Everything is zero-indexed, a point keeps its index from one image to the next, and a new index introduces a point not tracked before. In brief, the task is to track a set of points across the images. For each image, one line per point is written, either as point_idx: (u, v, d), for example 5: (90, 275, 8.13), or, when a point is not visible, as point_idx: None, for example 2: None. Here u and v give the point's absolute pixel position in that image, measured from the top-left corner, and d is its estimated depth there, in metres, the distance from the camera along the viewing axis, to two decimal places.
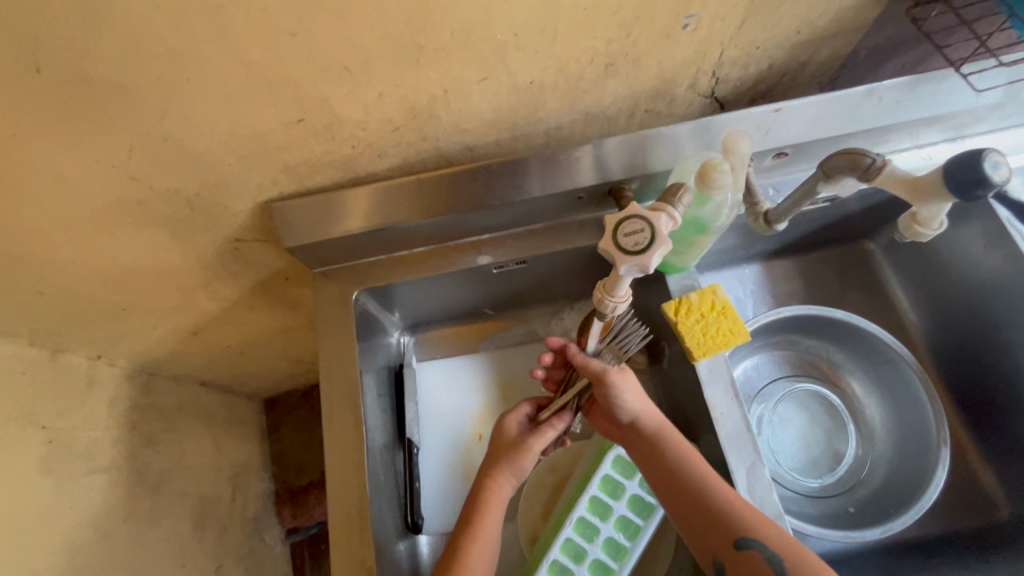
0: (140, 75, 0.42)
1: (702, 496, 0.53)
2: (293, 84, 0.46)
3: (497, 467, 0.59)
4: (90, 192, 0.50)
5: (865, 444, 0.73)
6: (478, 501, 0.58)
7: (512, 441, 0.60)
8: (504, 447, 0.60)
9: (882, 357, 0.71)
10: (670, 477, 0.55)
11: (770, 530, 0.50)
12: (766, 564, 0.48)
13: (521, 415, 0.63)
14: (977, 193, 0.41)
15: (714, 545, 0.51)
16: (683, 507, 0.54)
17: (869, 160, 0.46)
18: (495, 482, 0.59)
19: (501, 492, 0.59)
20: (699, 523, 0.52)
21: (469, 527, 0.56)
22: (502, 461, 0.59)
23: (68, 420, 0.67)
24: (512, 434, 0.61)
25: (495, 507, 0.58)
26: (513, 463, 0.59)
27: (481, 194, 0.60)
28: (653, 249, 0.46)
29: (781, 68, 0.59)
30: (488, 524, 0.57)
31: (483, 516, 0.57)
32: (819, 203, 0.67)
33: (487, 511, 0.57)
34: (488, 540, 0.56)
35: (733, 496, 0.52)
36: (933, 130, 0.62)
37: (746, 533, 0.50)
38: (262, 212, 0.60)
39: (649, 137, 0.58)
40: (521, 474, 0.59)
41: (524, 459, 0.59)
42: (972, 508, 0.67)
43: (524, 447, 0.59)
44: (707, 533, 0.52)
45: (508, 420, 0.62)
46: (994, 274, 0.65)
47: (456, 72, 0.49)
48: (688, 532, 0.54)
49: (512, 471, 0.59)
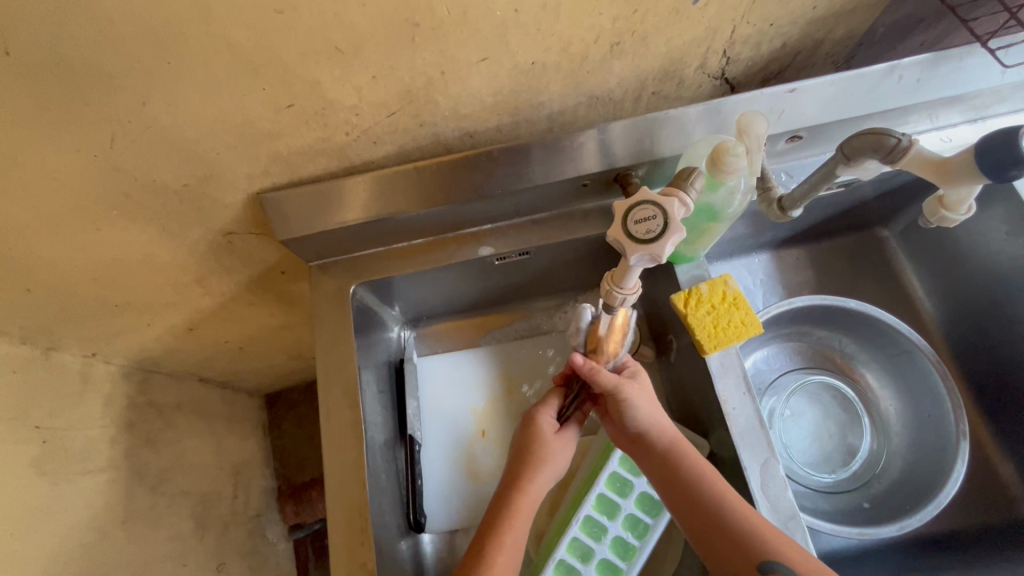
0: (118, 58, 0.39)
1: (720, 517, 0.50)
2: (282, 67, 0.43)
3: (532, 468, 0.57)
4: (74, 184, 0.48)
5: (878, 436, 0.71)
6: (506, 505, 0.55)
7: (543, 440, 0.58)
8: (531, 449, 0.58)
9: (896, 348, 0.69)
10: (687, 495, 0.53)
11: (791, 551, 0.47)
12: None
13: (552, 410, 0.61)
14: (1012, 173, 0.39)
15: (735, 568, 0.49)
16: (701, 529, 0.51)
17: (894, 140, 0.43)
18: (527, 484, 0.56)
19: (534, 493, 0.56)
20: (718, 545, 0.50)
21: (494, 531, 0.54)
22: (537, 462, 0.57)
23: (63, 420, 0.66)
24: (545, 435, 0.59)
25: (526, 509, 0.55)
26: (547, 462, 0.57)
27: (482, 182, 0.58)
28: (665, 237, 0.44)
29: (795, 46, 0.56)
30: (518, 529, 0.54)
31: (510, 522, 0.54)
32: (834, 188, 0.65)
33: (519, 514, 0.55)
34: (517, 545, 0.53)
35: (751, 516, 0.50)
36: (953, 111, 0.60)
37: (769, 556, 0.47)
38: (254, 204, 0.57)
39: (657, 120, 0.56)
40: (554, 473, 0.58)
41: (557, 457, 0.58)
42: (990, 503, 0.65)
43: (558, 447, 0.59)
44: (728, 557, 0.49)
45: (540, 419, 0.60)
46: (1015, 261, 0.62)
47: (453, 52, 0.46)
48: (708, 554, 0.52)
49: (548, 471, 0.57)
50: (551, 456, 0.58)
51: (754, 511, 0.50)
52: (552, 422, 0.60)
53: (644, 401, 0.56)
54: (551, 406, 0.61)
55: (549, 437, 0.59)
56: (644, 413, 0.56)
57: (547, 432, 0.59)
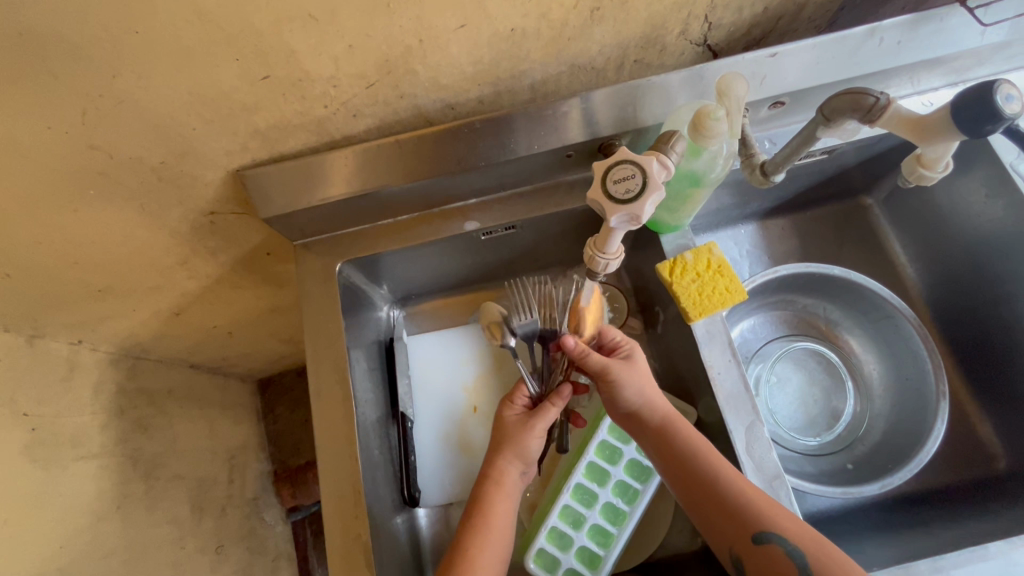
0: (84, 28, 0.38)
1: (715, 491, 0.51)
2: (255, 35, 0.42)
3: (499, 454, 0.58)
4: (46, 162, 0.47)
5: (862, 400, 0.72)
6: (483, 495, 0.56)
7: (509, 427, 0.59)
8: (499, 437, 0.59)
9: (879, 312, 0.70)
10: (682, 470, 0.53)
11: (786, 523, 0.48)
12: (786, 559, 0.46)
13: (521, 398, 0.61)
14: (987, 129, 0.39)
15: (731, 539, 0.49)
16: (696, 502, 0.52)
17: (872, 99, 0.44)
18: (500, 472, 0.57)
19: (504, 479, 0.57)
20: (713, 518, 0.51)
21: (473, 520, 0.55)
22: (503, 447, 0.58)
23: (52, 407, 0.65)
24: (509, 420, 0.59)
25: (501, 497, 0.56)
26: (516, 446, 0.57)
27: (465, 154, 0.57)
28: (645, 197, 0.44)
29: (777, 11, 0.56)
30: (496, 517, 0.55)
31: (487, 511, 0.55)
32: (816, 155, 0.65)
33: (495, 502, 0.55)
34: (498, 532, 0.54)
35: (747, 488, 0.50)
36: (933, 74, 0.60)
37: (764, 527, 0.48)
38: (234, 181, 0.57)
39: (640, 87, 0.55)
40: (527, 458, 0.58)
41: (525, 440, 0.57)
42: (969, 460, 0.67)
43: (525, 430, 0.58)
44: (722, 530, 0.50)
45: (506, 407, 0.60)
46: (994, 223, 0.63)
47: (431, 19, 0.45)
48: (704, 527, 0.52)
49: (514, 455, 0.57)
50: (519, 440, 0.57)
51: (749, 483, 0.51)
52: (517, 408, 0.60)
53: (625, 377, 0.56)
54: (520, 392, 0.61)
55: (514, 422, 0.59)
56: (624, 394, 0.56)
57: (511, 416, 0.60)
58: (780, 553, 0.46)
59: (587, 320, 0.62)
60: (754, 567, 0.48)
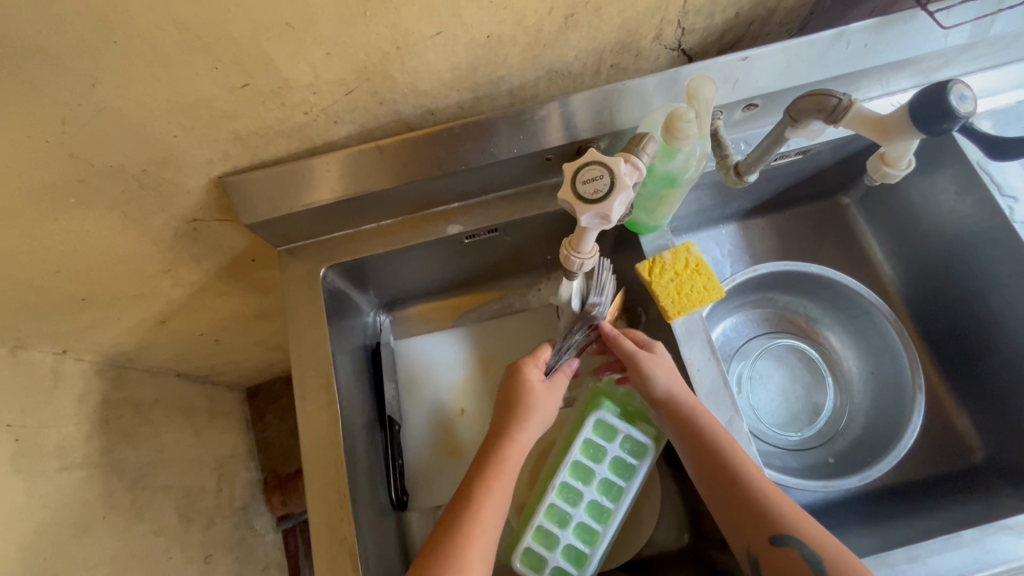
0: (61, 36, 0.39)
1: (740, 489, 0.51)
2: (233, 44, 0.43)
3: (519, 412, 0.58)
4: (26, 172, 0.47)
5: (842, 395, 0.73)
6: (494, 454, 0.56)
7: (533, 386, 0.60)
8: (520, 397, 0.59)
9: (857, 308, 0.72)
10: (708, 464, 0.53)
11: (808, 529, 0.48)
12: (804, 564, 0.47)
13: (540, 362, 0.62)
14: (944, 127, 0.41)
15: (749, 537, 0.50)
16: (719, 496, 0.52)
17: (835, 100, 0.45)
18: (518, 429, 0.57)
19: (523, 438, 0.57)
20: (733, 514, 0.51)
21: (480, 480, 0.54)
22: (526, 406, 0.58)
23: (35, 418, 0.64)
24: (533, 380, 0.60)
25: (516, 456, 0.56)
26: (538, 407, 0.58)
27: (446, 159, 0.58)
28: (612, 197, 0.45)
29: (749, 16, 0.57)
30: (506, 474, 0.55)
31: (500, 470, 0.54)
32: (791, 155, 0.67)
33: (507, 460, 0.55)
34: (504, 494, 0.54)
35: (772, 491, 0.51)
36: (902, 75, 0.62)
37: (785, 530, 0.48)
38: (216, 188, 0.57)
39: (616, 92, 0.56)
40: (543, 420, 0.59)
41: (547, 403, 0.59)
42: (948, 453, 0.68)
43: (548, 393, 0.59)
44: (743, 527, 0.50)
45: (529, 368, 0.61)
46: (963, 220, 0.65)
47: (408, 27, 0.46)
48: (722, 523, 0.52)
49: (535, 416, 0.58)
50: (543, 401, 0.59)
51: (773, 486, 0.52)
52: (539, 369, 0.61)
53: (651, 362, 0.58)
54: (541, 355, 0.63)
55: (538, 382, 0.60)
56: (653, 380, 0.57)
57: (536, 378, 0.60)
58: (799, 557, 0.47)
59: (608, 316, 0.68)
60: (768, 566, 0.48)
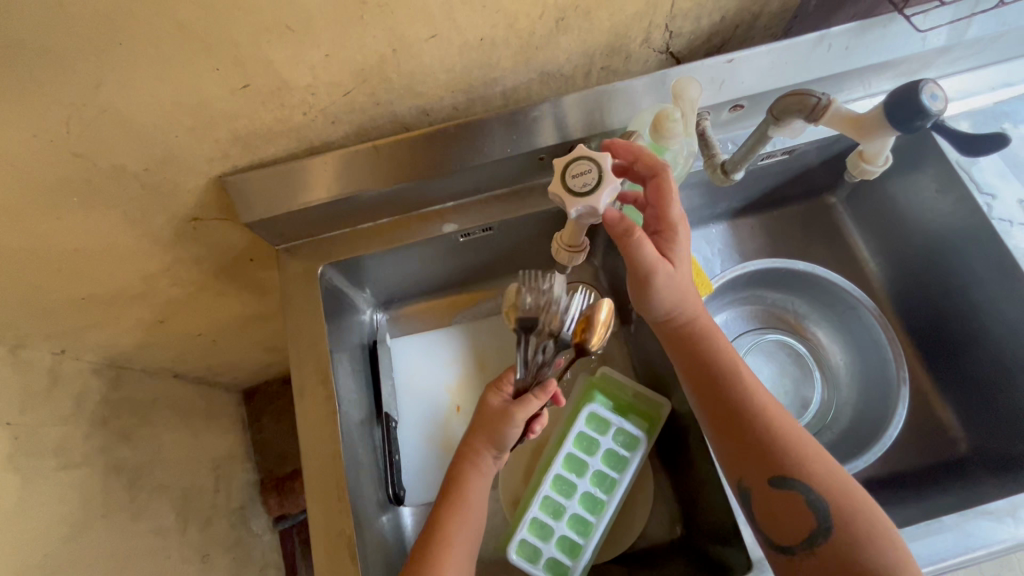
0: (67, 39, 0.40)
1: (755, 426, 0.52)
2: (234, 46, 0.45)
3: (479, 437, 0.58)
4: (30, 171, 0.48)
5: (829, 389, 0.75)
6: (459, 474, 0.58)
7: (491, 412, 0.57)
8: (481, 422, 0.58)
9: (843, 304, 0.73)
10: (722, 399, 0.53)
11: (819, 475, 0.49)
12: (804, 506, 0.49)
13: (506, 384, 0.59)
14: (917, 124, 0.42)
15: (750, 472, 0.51)
16: (726, 430, 0.53)
17: (815, 100, 0.47)
18: (478, 454, 0.58)
19: (482, 463, 0.58)
20: (738, 449, 0.52)
21: (449, 499, 0.56)
22: (484, 431, 0.57)
23: (34, 417, 0.65)
24: (492, 406, 0.58)
25: (478, 480, 0.57)
26: (494, 433, 0.57)
27: (441, 159, 0.59)
28: (600, 189, 0.47)
29: (734, 20, 0.59)
30: (471, 497, 0.57)
31: (465, 489, 0.57)
32: (778, 155, 0.69)
33: (470, 482, 0.57)
34: (470, 513, 0.56)
35: (789, 433, 0.51)
36: (884, 78, 0.64)
37: (793, 474, 0.50)
38: (216, 188, 0.58)
39: (606, 93, 0.58)
40: (502, 446, 0.57)
41: (505, 428, 0.56)
42: (933, 443, 0.70)
43: (506, 419, 0.56)
44: (746, 462, 0.52)
45: (490, 394, 0.58)
46: (943, 216, 0.68)
47: (403, 30, 0.48)
48: (723, 454, 0.54)
49: (492, 441, 0.57)
50: (500, 427, 0.56)
51: (791, 427, 0.52)
52: (504, 395, 0.58)
53: (661, 282, 0.53)
54: (507, 378, 0.59)
55: (498, 408, 0.57)
56: (657, 300, 0.55)
57: (496, 403, 0.58)
58: (799, 498, 0.49)
59: (599, 324, 0.58)
60: (765, 501, 0.51)
